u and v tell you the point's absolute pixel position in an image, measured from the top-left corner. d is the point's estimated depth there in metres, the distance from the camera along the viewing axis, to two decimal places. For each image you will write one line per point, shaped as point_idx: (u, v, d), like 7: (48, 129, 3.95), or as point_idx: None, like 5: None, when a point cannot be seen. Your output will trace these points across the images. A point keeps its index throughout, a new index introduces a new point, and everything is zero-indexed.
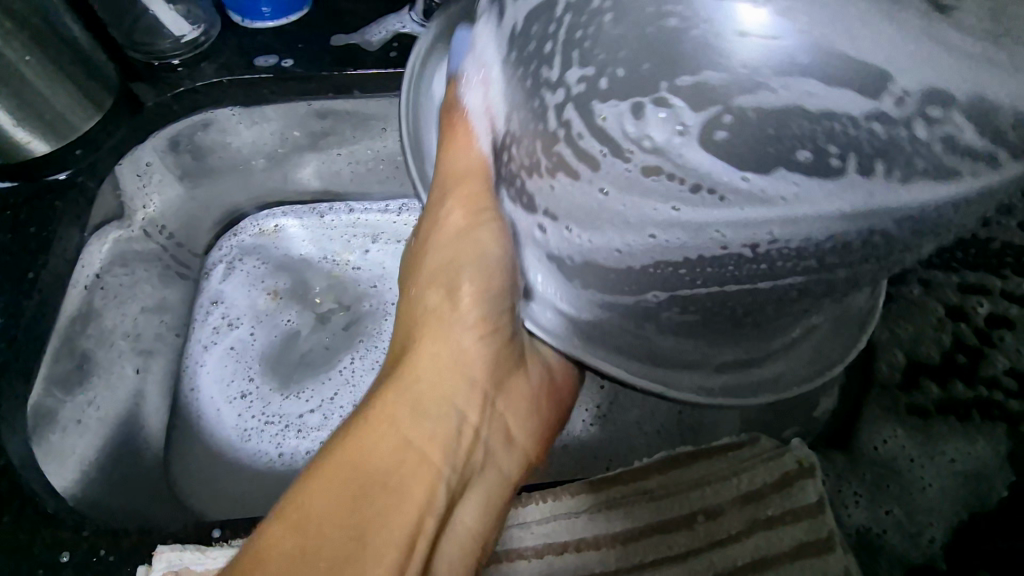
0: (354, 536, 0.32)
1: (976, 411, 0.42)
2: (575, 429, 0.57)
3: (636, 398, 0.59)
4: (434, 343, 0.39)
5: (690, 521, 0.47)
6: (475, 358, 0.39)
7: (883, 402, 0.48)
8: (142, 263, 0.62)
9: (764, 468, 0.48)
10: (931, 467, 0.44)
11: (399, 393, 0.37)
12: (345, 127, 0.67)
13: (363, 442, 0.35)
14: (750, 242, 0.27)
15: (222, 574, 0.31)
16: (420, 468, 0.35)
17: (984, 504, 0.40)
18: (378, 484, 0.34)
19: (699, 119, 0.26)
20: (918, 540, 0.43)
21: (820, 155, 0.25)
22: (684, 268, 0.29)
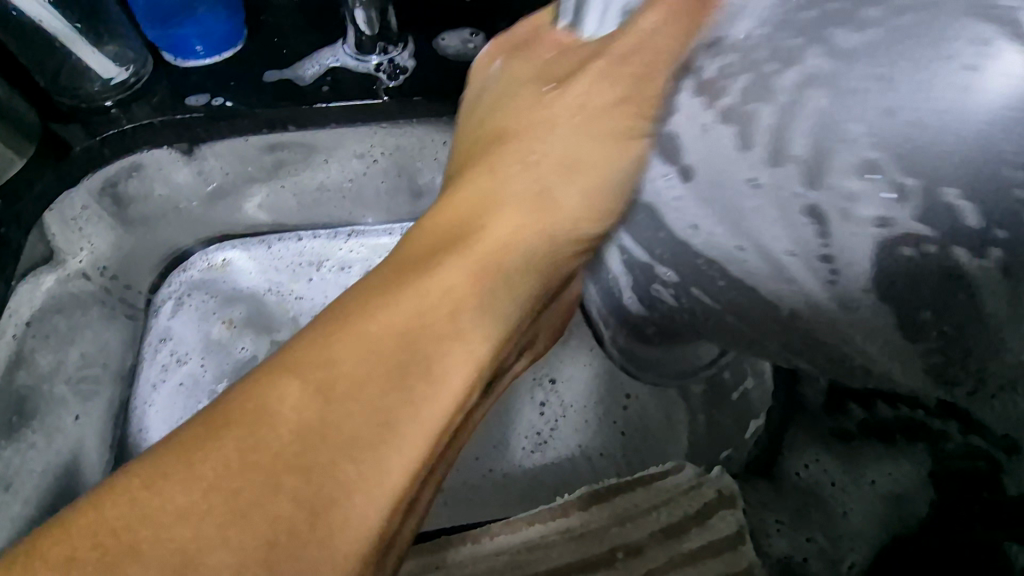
0: (385, 421, 0.30)
1: (897, 432, 0.46)
2: (517, 456, 0.63)
3: (577, 423, 0.64)
4: (521, 214, 0.40)
5: (610, 560, 0.43)
6: (516, 308, 0.38)
7: (807, 428, 0.54)
8: (81, 307, 0.67)
9: (686, 497, 0.45)
10: (853, 493, 0.49)
11: (473, 259, 0.37)
12: (294, 156, 0.71)
13: (417, 309, 0.33)
14: (800, 276, 0.31)
15: (265, 379, 0.30)
16: (467, 364, 0.34)
17: (905, 522, 0.46)
18: (370, 437, 0.30)
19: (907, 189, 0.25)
20: (839, 567, 0.49)
21: (940, 248, 0.26)
22: (723, 276, 0.34)
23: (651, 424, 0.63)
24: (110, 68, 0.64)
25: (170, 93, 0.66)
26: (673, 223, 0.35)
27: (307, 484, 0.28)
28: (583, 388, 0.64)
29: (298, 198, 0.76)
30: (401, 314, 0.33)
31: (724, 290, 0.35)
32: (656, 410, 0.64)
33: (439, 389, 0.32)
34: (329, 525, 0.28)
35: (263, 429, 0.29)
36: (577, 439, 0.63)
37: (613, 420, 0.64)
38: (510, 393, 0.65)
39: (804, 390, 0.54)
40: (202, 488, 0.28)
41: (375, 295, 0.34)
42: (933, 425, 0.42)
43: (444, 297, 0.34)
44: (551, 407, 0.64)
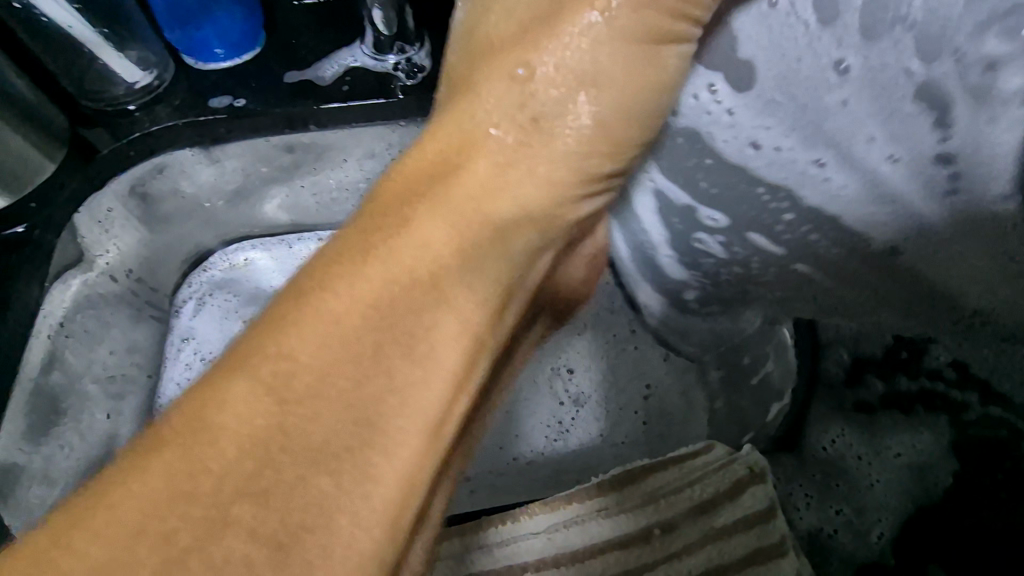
0: (365, 404, 0.30)
1: (919, 405, 0.48)
2: (541, 444, 0.65)
3: (598, 411, 0.66)
4: (481, 172, 0.39)
5: (647, 535, 0.44)
6: (499, 279, 0.37)
7: (829, 401, 0.56)
8: (109, 307, 0.68)
9: (717, 475, 0.46)
10: (878, 464, 0.50)
11: (442, 223, 0.36)
12: (306, 159, 0.72)
13: (377, 277, 0.33)
14: (805, 224, 0.40)
15: (219, 368, 0.30)
16: (449, 335, 0.34)
17: (930, 494, 0.47)
18: (358, 406, 0.30)
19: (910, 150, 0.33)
20: (870, 538, 0.49)
21: (947, 200, 0.33)
22: (771, 235, 0.43)
23: (674, 411, 0.65)
24: (135, 72, 0.65)
25: (191, 95, 0.67)
26: (728, 150, 0.41)
27: (278, 468, 0.28)
28: (603, 379, 0.67)
29: (318, 199, 0.78)
30: (367, 288, 0.32)
31: (783, 231, 0.42)
32: (676, 396, 0.65)
33: (410, 370, 0.32)
34: (320, 502, 0.28)
35: (209, 428, 0.28)
36: (599, 427, 0.65)
37: (632, 407, 0.66)
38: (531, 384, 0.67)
39: (824, 365, 0.55)
40: (173, 477, 0.27)
41: (334, 268, 0.34)
42: (952, 396, 0.45)
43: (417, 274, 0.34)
44: (571, 396, 0.67)
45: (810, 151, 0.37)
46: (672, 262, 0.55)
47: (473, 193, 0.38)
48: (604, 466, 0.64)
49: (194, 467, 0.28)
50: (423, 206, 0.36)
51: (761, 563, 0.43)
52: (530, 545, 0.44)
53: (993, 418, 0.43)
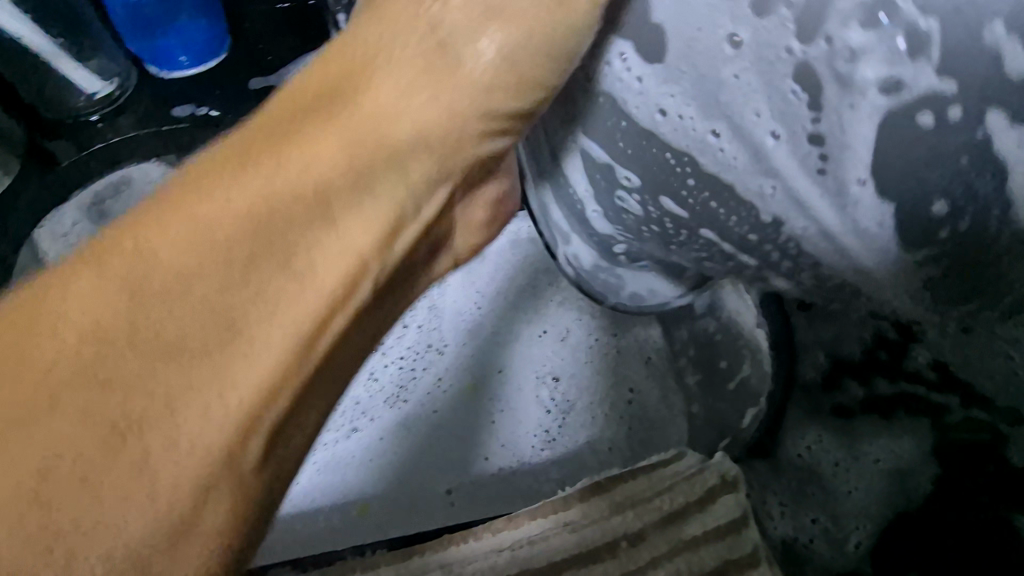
0: (154, 404, 0.26)
1: (898, 409, 0.45)
2: (525, 453, 0.64)
3: (584, 416, 0.65)
4: (320, 138, 0.32)
5: (613, 549, 0.43)
6: (342, 251, 0.31)
7: (805, 406, 0.53)
8: None
9: (687, 484, 0.44)
10: (856, 470, 0.48)
11: (255, 194, 0.30)
12: None
13: (180, 258, 0.28)
14: (782, 209, 0.30)
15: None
16: (256, 328, 0.28)
17: (909, 500, 0.45)
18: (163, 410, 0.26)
19: (951, 122, 0.23)
20: (846, 548, 0.46)
21: (955, 209, 0.25)
22: (716, 208, 0.33)
23: (654, 415, 0.65)
24: (95, 82, 0.64)
25: (155, 102, 0.67)
26: (637, 113, 0.32)
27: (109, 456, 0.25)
28: (586, 385, 0.66)
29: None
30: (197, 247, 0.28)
31: (704, 202, 0.33)
32: (658, 400, 0.65)
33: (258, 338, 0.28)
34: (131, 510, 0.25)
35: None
36: (584, 433, 0.64)
37: (618, 414, 0.65)
38: (515, 392, 0.66)
39: (800, 369, 0.53)
40: None
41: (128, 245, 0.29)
42: (932, 396, 0.42)
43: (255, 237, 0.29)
44: (557, 404, 0.65)
45: (766, 124, 0.27)
46: (599, 217, 0.44)
47: (315, 166, 0.31)
48: (587, 468, 0.63)
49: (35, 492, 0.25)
50: (276, 169, 0.31)
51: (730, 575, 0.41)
52: (487, 563, 0.42)
53: (977, 419, 0.39)
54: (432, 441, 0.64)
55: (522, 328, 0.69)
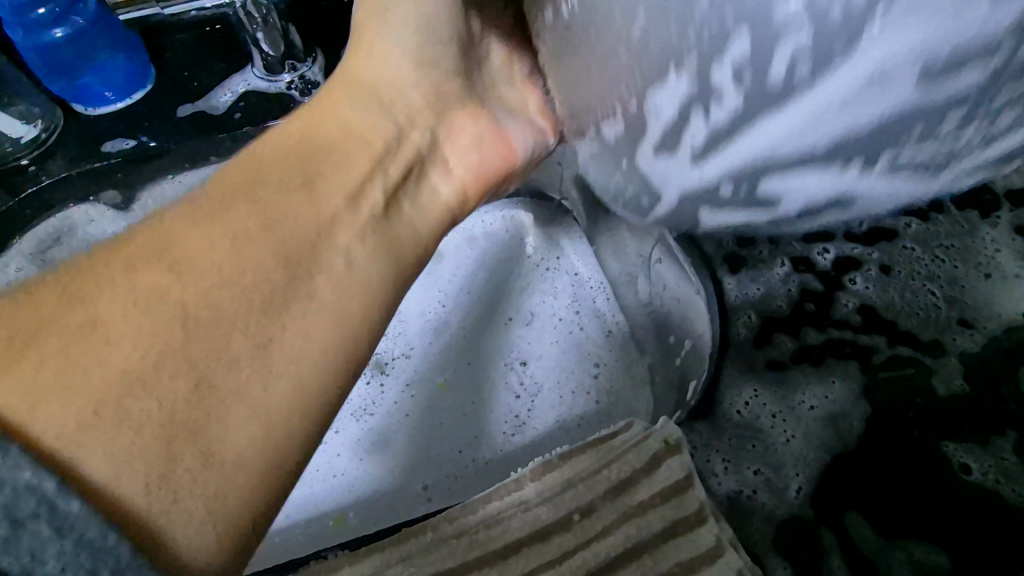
0: None
1: (827, 355, 0.50)
2: (499, 440, 0.64)
3: (554, 398, 0.66)
4: None
5: (567, 523, 0.44)
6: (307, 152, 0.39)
7: (739, 364, 0.51)
8: None
9: (633, 453, 0.46)
10: (795, 420, 0.48)
11: None
12: None
13: None
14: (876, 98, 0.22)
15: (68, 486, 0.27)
16: None
17: (845, 441, 0.47)
18: (206, 401, 0.30)
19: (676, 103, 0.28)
20: (788, 495, 0.45)
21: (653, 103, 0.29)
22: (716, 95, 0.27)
23: (619, 389, 0.65)
24: (19, 127, 0.64)
25: (84, 143, 0.66)
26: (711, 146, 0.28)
27: (192, 431, 0.29)
28: (555, 369, 0.67)
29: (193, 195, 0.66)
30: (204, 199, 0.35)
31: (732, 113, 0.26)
32: (622, 374, 0.66)
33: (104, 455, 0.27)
34: (251, 409, 0.31)
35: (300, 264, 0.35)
36: (554, 414, 0.65)
37: (584, 389, 0.66)
38: (488, 384, 0.67)
39: (733, 330, 0.53)
40: None
41: None
42: (860, 341, 0.51)
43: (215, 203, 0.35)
44: (526, 388, 0.66)
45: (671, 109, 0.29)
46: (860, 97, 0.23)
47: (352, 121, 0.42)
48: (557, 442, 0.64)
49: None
50: (293, 139, 0.40)
51: (681, 533, 0.42)
52: (441, 552, 0.42)
53: (903, 357, 0.50)
54: (408, 443, 0.65)
55: (484, 317, 0.70)
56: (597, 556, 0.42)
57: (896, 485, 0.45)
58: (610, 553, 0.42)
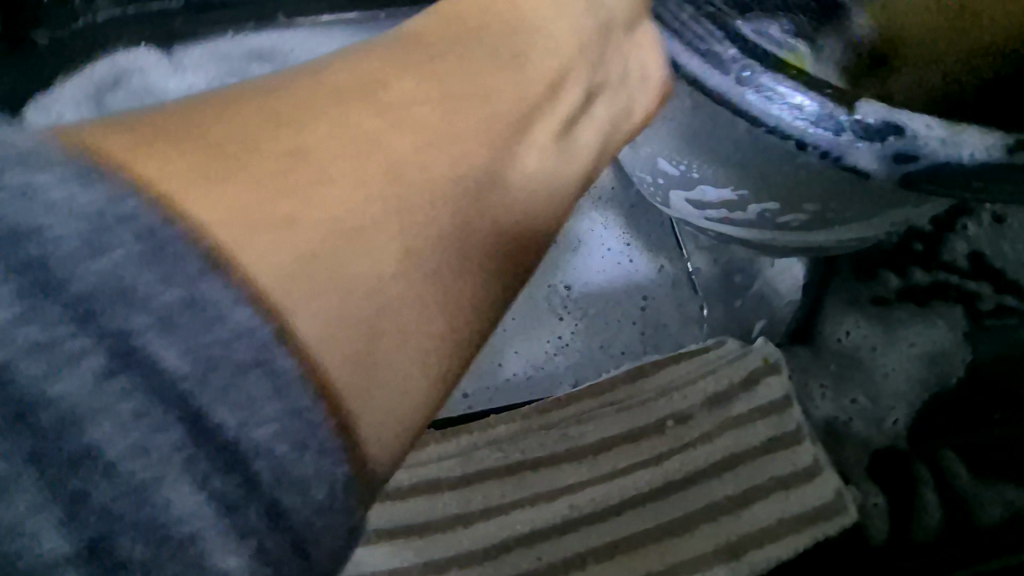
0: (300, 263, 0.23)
1: (932, 297, 0.48)
2: (541, 360, 0.56)
3: (598, 322, 0.57)
4: None
5: (661, 427, 0.42)
6: None
7: (843, 295, 0.49)
8: None
9: (731, 367, 0.44)
10: (896, 354, 0.46)
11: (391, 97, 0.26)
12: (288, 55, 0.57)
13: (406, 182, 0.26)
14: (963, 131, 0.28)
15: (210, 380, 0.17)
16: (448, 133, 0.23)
17: (945, 380, 0.46)
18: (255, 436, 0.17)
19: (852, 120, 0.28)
20: (884, 425, 0.44)
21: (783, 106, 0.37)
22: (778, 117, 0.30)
23: (670, 322, 0.57)
24: None
25: None
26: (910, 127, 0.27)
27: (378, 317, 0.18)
28: (604, 295, 0.58)
29: (240, 62, 0.56)
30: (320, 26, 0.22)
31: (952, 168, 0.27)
32: (674, 309, 0.57)
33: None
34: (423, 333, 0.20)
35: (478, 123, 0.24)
36: (600, 340, 0.57)
37: (631, 319, 0.57)
38: (526, 303, 0.58)
39: (839, 261, 0.50)
40: None
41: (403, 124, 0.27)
42: (966, 286, 0.48)
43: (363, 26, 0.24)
44: (571, 312, 0.57)
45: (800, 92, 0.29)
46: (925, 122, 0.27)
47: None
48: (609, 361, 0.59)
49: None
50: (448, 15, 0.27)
51: (778, 449, 0.41)
52: (533, 439, 0.41)
53: (1008, 306, 0.47)
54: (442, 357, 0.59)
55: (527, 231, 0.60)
56: (692, 461, 0.41)
57: (988, 425, 0.44)
58: (706, 461, 0.41)
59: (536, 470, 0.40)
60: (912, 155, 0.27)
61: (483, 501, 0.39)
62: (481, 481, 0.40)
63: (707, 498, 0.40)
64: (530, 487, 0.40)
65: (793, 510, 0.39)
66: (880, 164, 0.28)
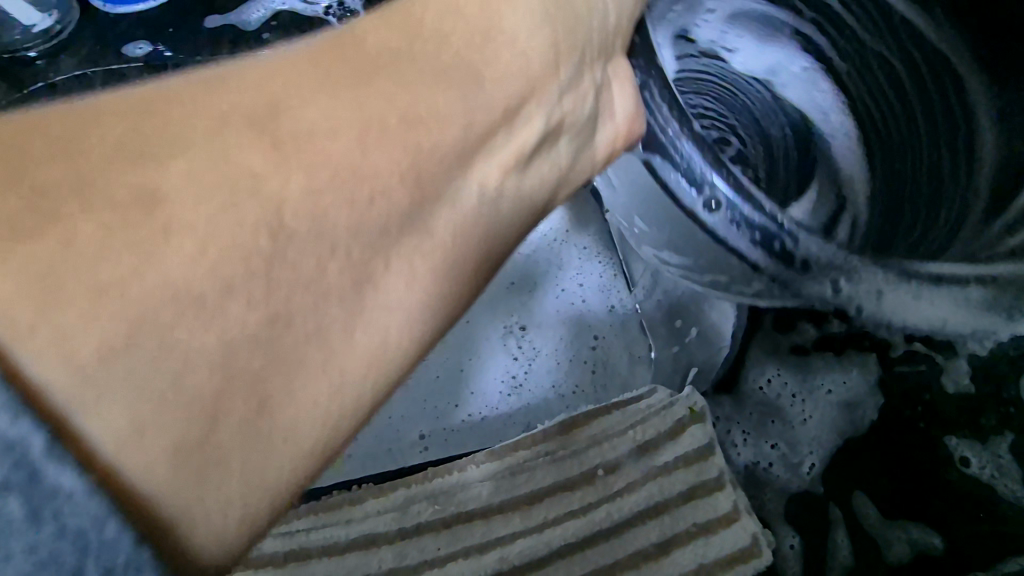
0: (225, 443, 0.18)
1: (851, 346, 0.44)
2: (493, 398, 0.58)
3: (550, 361, 0.60)
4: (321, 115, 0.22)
5: (590, 477, 0.44)
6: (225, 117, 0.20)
7: (762, 343, 0.50)
8: None
9: (657, 417, 0.47)
10: (812, 401, 0.48)
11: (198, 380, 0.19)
12: None
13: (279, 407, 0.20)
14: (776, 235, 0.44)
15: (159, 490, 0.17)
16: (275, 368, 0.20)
17: (858, 428, 0.45)
18: (283, 341, 0.20)
19: (718, 211, 0.46)
20: (800, 471, 0.50)
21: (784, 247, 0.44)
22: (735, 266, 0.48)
23: (619, 363, 0.60)
24: (32, 14, 0.59)
25: (103, 41, 0.62)
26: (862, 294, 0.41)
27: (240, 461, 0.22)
28: (556, 334, 0.61)
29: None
30: (308, 60, 0.22)
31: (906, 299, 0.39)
32: (621, 348, 0.61)
33: (368, 170, 0.21)
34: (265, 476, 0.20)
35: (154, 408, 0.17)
36: (551, 379, 0.59)
37: (581, 359, 0.60)
38: (482, 343, 0.60)
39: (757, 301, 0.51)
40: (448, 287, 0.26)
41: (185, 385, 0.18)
42: (876, 334, 0.41)
43: (338, 43, 0.24)
44: (524, 351, 0.60)
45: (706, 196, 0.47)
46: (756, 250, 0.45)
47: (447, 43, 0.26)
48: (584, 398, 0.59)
49: (112, 286, 0.17)
50: (366, 47, 0.24)
51: (699, 496, 0.43)
52: (467, 493, 0.44)
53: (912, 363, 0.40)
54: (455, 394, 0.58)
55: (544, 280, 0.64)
56: (618, 511, 0.43)
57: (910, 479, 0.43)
58: (632, 510, 0.43)
59: (471, 523, 0.43)
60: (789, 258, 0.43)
61: (416, 557, 0.41)
62: (417, 535, 0.42)
63: (630, 547, 0.42)
64: (463, 540, 0.42)
65: (712, 555, 0.41)
66: (767, 258, 0.45)
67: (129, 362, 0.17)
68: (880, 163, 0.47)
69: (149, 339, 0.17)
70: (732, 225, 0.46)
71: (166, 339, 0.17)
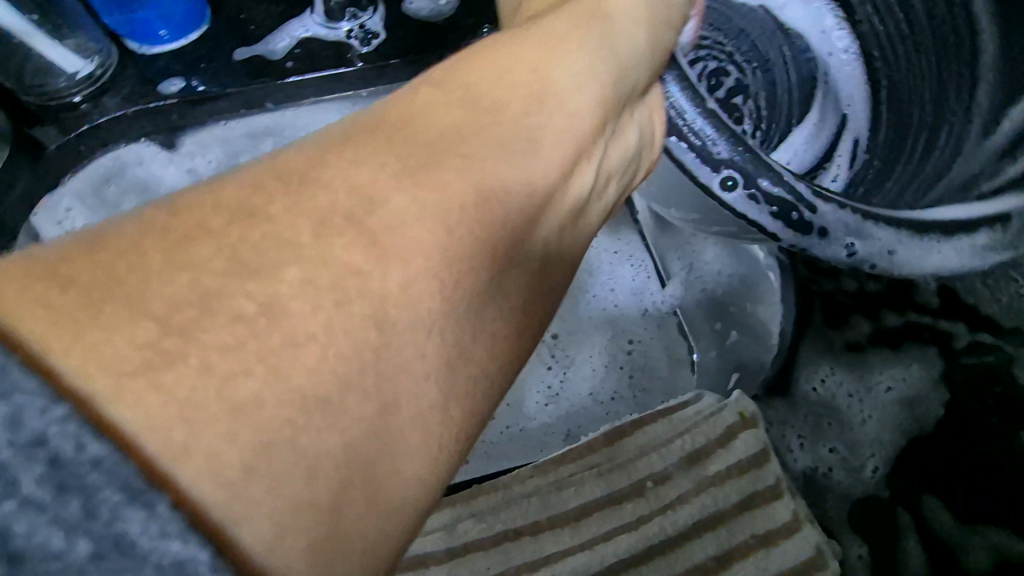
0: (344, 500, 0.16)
1: (907, 339, 0.47)
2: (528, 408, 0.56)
3: (585, 367, 0.58)
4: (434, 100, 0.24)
5: (640, 489, 0.43)
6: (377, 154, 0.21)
7: (817, 345, 0.52)
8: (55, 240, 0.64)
9: (707, 424, 0.45)
10: (870, 400, 0.48)
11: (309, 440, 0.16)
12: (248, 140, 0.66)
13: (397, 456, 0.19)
14: (844, 220, 0.35)
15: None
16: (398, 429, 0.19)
17: (922, 427, 0.45)
18: (376, 424, 0.18)
19: (737, 191, 0.35)
20: (862, 475, 0.47)
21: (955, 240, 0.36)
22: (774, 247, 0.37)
23: (658, 365, 0.57)
24: (76, 61, 0.60)
25: (141, 80, 0.63)
26: (955, 260, 0.36)
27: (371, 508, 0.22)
28: (590, 334, 0.58)
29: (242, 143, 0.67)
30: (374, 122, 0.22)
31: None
32: (660, 349, 0.58)
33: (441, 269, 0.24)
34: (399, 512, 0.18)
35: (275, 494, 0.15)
36: (590, 385, 0.57)
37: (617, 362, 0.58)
38: None
39: (816, 284, 0.52)
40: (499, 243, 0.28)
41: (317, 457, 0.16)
42: (939, 326, 0.46)
43: (399, 116, 0.23)
44: (557, 358, 0.58)
45: (721, 169, 0.35)
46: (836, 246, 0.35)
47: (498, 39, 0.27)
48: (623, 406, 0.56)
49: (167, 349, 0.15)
50: (425, 123, 0.23)
51: (756, 507, 0.42)
52: (514, 510, 0.43)
53: (984, 344, 0.44)
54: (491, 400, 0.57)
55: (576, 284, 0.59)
56: (672, 523, 0.42)
57: (981, 480, 0.42)
58: (685, 522, 0.42)
59: (521, 539, 0.42)
60: (823, 231, 0.35)
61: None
62: (465, 553, 0.42)
63: (686, 561, 0.40)
64: (513, 559, 0.41)
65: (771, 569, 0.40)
66: (788, 230, 0.35)
67: (267, 474, 0.15)
68: (886, 84, 0.50)
69: (288, 443, 0.16)
70: (752, 203, 0.35)
71: (295, 449, 0.16)
